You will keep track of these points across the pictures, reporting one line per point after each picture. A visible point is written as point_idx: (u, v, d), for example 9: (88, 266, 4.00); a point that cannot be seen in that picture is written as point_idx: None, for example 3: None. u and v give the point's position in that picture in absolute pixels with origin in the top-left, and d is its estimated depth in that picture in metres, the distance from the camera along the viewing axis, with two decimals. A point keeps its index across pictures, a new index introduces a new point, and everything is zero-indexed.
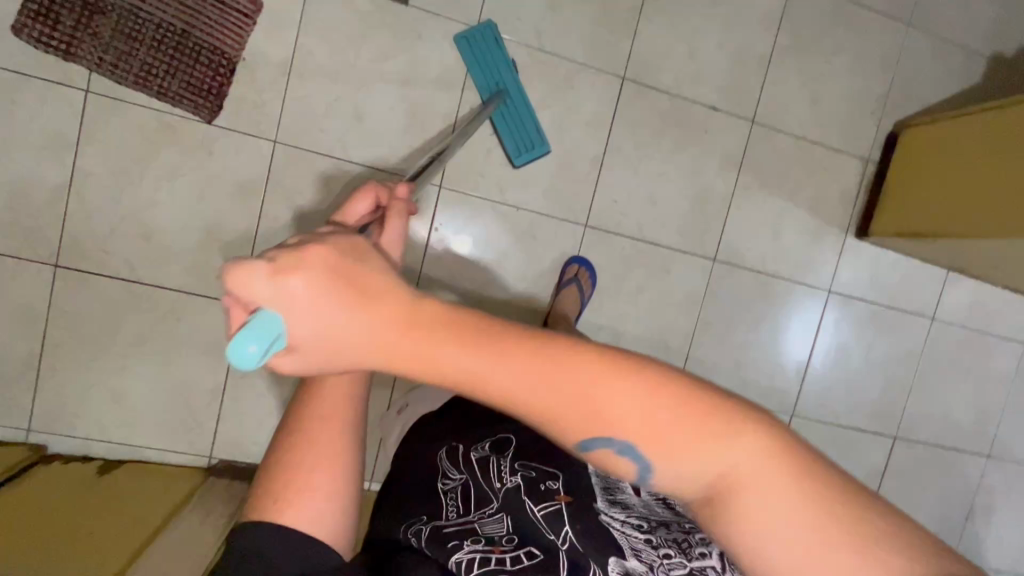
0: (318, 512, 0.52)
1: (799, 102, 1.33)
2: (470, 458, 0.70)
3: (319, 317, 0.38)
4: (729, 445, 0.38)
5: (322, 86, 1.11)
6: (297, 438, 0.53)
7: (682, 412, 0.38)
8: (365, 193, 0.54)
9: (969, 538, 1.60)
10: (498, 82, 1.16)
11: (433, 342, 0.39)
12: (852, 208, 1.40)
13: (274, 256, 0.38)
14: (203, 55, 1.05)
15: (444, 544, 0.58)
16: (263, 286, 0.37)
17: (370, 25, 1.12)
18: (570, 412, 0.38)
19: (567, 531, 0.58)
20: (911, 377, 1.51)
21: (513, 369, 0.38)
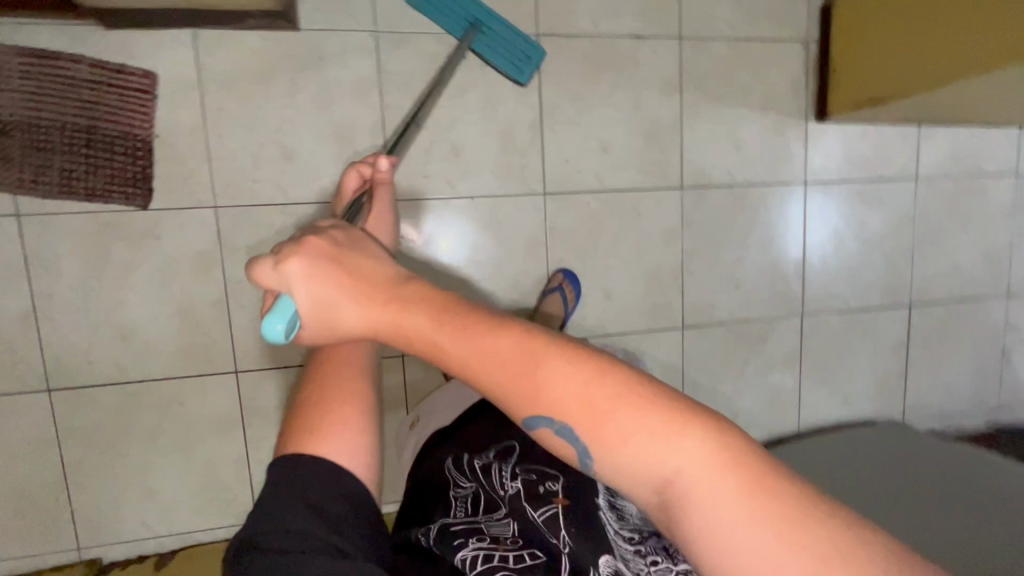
0: (346, 445, 0.59)
1: (723, 3, 1.28)
2: (474, 468, 0.90)
3: (315, 292, 0.53)
4: (664, 435, 0.43)
5: (242, 139, 1.09)
6: (315, 394, 0.61)
7: (621, 400, 0.45)
8: (352, 173, 0.78)
9: (1008, 378, 1.61)
10: (466, 15, 1.14)
11: (408, 319, 0.51)
12: (806, 94, 1.35)
13: (282, 250, 0.55)
14: (116, 145, 1.03)
15: (456, 542, 0.73)
16: (275, 275, 0.54)
17: (269, 62, 1.08)
18: (521, 396, 0.46)
19: (565, 536, 0.73)
20: (910, 242, 1.48)
21: (472, 353, 0.47)
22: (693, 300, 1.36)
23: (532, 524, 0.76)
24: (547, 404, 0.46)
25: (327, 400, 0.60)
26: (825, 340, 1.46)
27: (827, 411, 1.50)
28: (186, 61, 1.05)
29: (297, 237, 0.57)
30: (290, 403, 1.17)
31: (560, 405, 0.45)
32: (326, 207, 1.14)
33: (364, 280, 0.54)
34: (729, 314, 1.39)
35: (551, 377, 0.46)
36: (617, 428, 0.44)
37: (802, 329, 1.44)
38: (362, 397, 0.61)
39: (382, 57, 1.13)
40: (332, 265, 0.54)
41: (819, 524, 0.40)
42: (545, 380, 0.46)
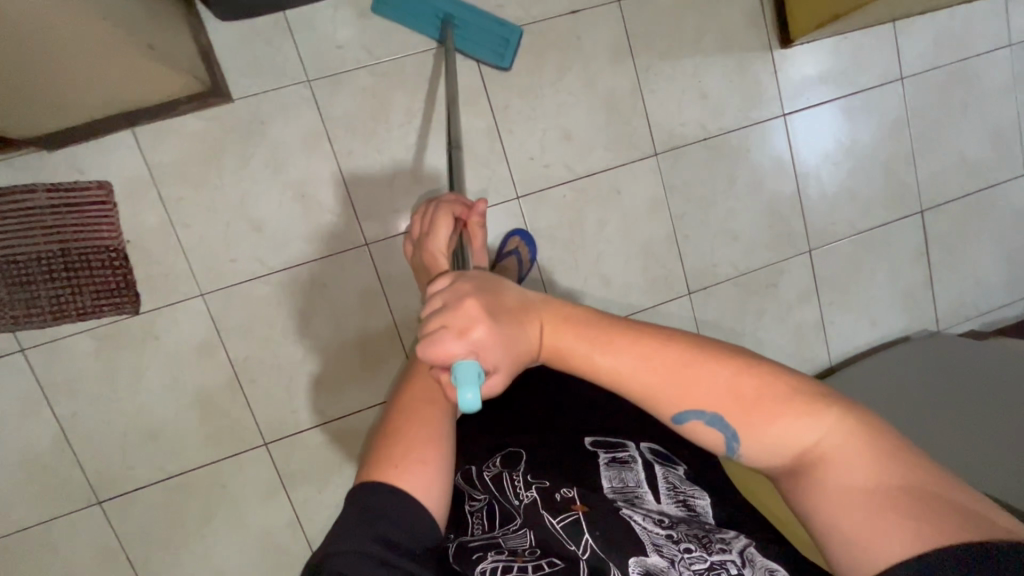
0: (426, 483, 0.54)
1: None
2: (484, 479, 0.69)
3: (502, 345, 0.45)
4: (813, 417, 0.46)
5: (208, 222, 1.09)
6: (409, 405, 0.57)
7: (764, 386, 0.47)
8: (445, 219, 0.67)
9: None
10: (438, 12, 1.10)
11: (566, 337, 0.48)
12: (764, 22, 1.27)
13: (441, 318, 0.44)
14: (93, 260, 1.05)
15: (470, 556, 0.58)
16: (453, 344, 0.43)
17: (213, 141, 1.07)
18: (673, 392, 0.47)
19: (587, 540, 0.59)
20: (908, 146, 1.40)
21: (632, 362, 0.47)
22: (694, 263, 1.32)
23: (551, 533, 0.60)
24: (703, 397, 0.47)
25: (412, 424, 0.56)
26: (838, 268, 1.41)
27: (858, 337, 1.45)
28: (135, 162, 1.05)
29: (440, 299, 0.46)
30: (323, 460, 1.19)
31: (714, 398, 0.47)
32: (307, 266, 1.13)
33: (528, 319, 0.47)
34: (734, 268, 1.35)
35: (703, 374, 0.47)
36: (766, 415, 0.46)
37: (812, 263, 1.39)
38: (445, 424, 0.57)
39: (322, 104, 1.10)
40: (502, 313, 0.46)
41: (946, 492, 0.43)
42: (702, 375, 0.47)
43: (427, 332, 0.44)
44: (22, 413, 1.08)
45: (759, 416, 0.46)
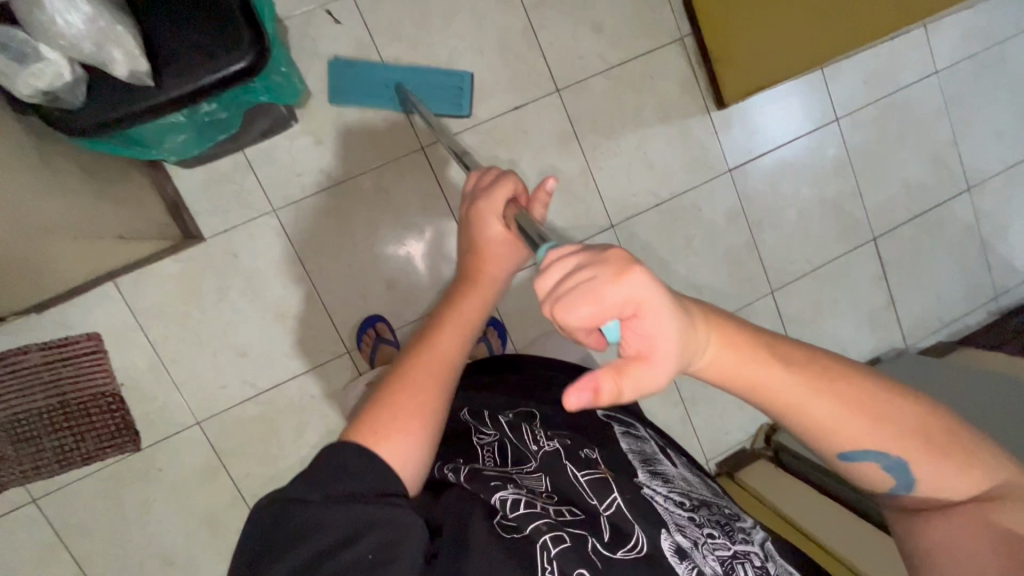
0: (405, 453, 0.58)
1: (585, 41, 1.27)
2: (500, 423, 0.76)
3: (667, 319, 0.36)
4: (974, 471, 0.48)
5: (196, 354, 1.15)
6: (402, 378, 0.63)
7: (934, 434, 0.48)
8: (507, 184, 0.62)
9: (997, 264, 1.59)
10: (389, 84, 1.17)
11: (759, 363, 0.44)
12: (698, 89, 1.33)
13: (592, 269, 0.36)
14: (91, 407, 1.11)
15: (488, 485, 0.63)
16: (609, 292, 0.35)
17: (191, 278, 1.13)
18: (850, 425, 0.45)
19: (613, 499, 0.63)
20: (852, 180, 1.47)
21: (819, 404, 0.45)
22: None
23: (573, 483, 0.65)
24: (879, 433, 0.46)
25: (410, 390, 0.61)
26: (804, 303, 1.47)
27: None
28: (121, 310, 1.11)
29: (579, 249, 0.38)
30: None
31: (896, 440, 0.47)
32: (294, 382, 1.19)
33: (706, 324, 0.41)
34: None
35: (884, 414, 0.46)
36: (927, 455, 0.47)
37: (777, 303, 1.45)
38: (440, 400, 0.63)
39: (290, 230, 1.16)
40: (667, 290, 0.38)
41: None
42: (888, 417, 0.46)
43: (567, 287, 0.36)
44: (42, 560, 1.13)
45: (924, 459, 0.47)
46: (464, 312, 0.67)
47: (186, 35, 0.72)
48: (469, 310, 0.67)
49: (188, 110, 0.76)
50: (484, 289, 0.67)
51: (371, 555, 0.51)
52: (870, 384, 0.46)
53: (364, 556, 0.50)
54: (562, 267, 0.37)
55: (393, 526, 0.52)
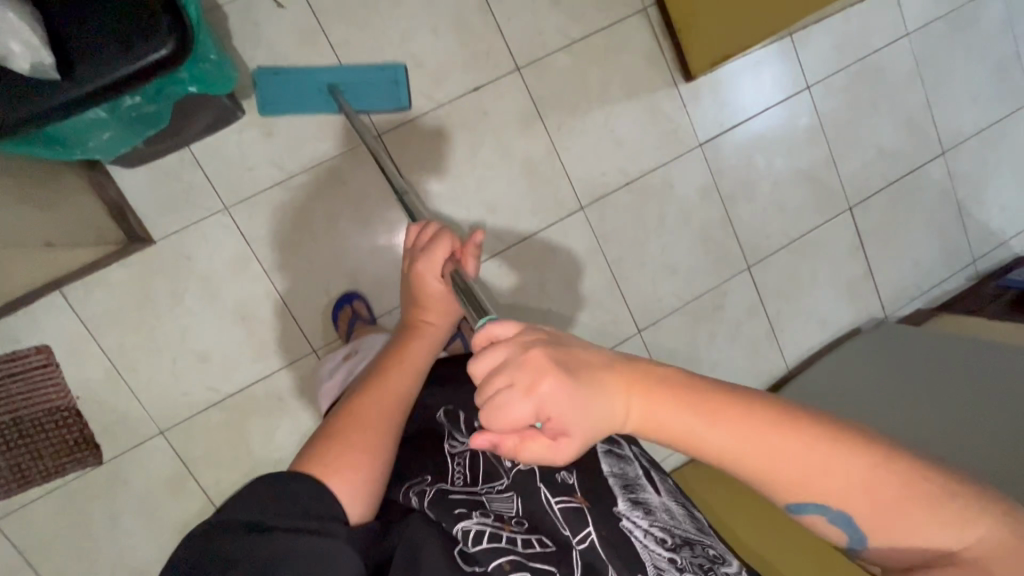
0: (349, 484, 0.56)
1: (544, 15, 1.22)
2: (474, 430, 0.70)
3: (579, 403, 0.40)
4: (966, 527, 0.41)
5: (154, 361, 1.10)
6: (351, 415, 0.62)
7: (914, 493, 0.41)
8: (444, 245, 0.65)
9: (973, 228, 1.57)
10: (324, 84, 1.10)
11: (677, 422, 0.42)
12: (664, 61, 1.29)
13: (506, 369, 0.40)
14: (46, 422, 1.06)
15: (451, 510, 0.57)
16: (519, 404, 0.39)
17: (144, 283, 1.08)
18: (786, 487, 0.42)
19: (590, 532, 0.58)
20: (826, 149, 1.44)
21: (756, 464, 0.42)
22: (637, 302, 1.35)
23: (545, 510, 0.60)
24: (832, 494, 0.42)
25: (350, 428, 0.60)
26: (781, 277, 1.45)
27: (811, 339, 1.49)
28: (71, 320, 1.06)
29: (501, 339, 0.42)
30: None
31: (850, 502, 0.42)
32: (260, 385, 1.15)
33: (615, 376, 0.42)
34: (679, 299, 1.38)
35: (840, 472, 0.41)
36: (898, 507, 0.41)
37: (754, 278, 1.43)
38: (387, 437, 0.62)
39: (244, 228, 1.11)
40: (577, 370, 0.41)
41: None
42: (845, 477, 0.41)
43: (487, 384, 0.40)
44: None
45: (896, 518, 0.41)
46: (406, 356, 0.68)
47: (102, 24, 0.67)
48: (415, 353, 0.68)
49: (108, 107, 0.71)
50: (427, 341, 0.70)
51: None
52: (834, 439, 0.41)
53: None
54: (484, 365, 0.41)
55: (330, 558, 0.49)
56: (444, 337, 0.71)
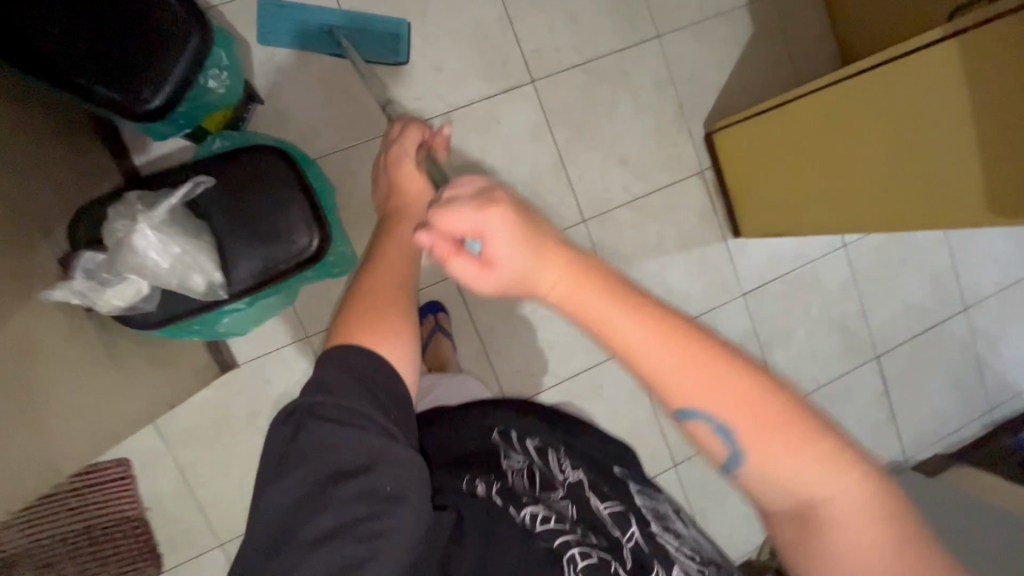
0: (399, 354, 0.55)
1: (611, 172, 1.32)
2: (527, 444, 0.72)
3: (519, 245, 0.40)
4: (838, 466, 0.37)
5: (223, 476, 1.16)
6: (371, 289, 0.57)
7: (794, 424, 0.38)
8: (411, 130, 0.73)
9: (990, 379, 1.66)
10: (324, 27, 1.12)
11: (599, 288, 0.40)
12: (716, 217, 1.39)
13: (472, 197, 0.42)
14: (115, 532, 1.11)
15: (517, 501, 0.62)
16: (467, 216, 0.41)
17: (223, 402, 1.15)
18: (686, 375, 0.38)
19: (634, 531, 0.62)
20: (857, 302, 1.53)
21: (659, 356, 0.39)
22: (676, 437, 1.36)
23: (596, 514, 0.63)
24: (717, 396, 0.38)
25: (375, 314, 0.55)
26: None
27: None
28: (151, 435, 1.13)
29: (479, 186, 0.43)
30: None
31: (740, 416, 0.38)
32: None
33: (562, 250, 0.41)
34: None
35: (737, 385, 0.38)
36: (773, 434, 0.37)
37: None
38: (410, 317, 0.58)
39: None
40: (541, 229, 0.41)
41: None
42: (721, 378, 0.38)
43: (445, 209, 0.42)
44: None
45: (776, 439, 0.37)
46: (402, 241, 0.61)
47: (252, 249, 0.77)
48: (418, 240, 0.67)
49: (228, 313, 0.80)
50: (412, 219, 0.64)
51: (388, 486, 0.51)
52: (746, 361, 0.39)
53: (383, 485, 0.50)
54: (447, 193, 0.43)
55: (412, 468, 0.52)
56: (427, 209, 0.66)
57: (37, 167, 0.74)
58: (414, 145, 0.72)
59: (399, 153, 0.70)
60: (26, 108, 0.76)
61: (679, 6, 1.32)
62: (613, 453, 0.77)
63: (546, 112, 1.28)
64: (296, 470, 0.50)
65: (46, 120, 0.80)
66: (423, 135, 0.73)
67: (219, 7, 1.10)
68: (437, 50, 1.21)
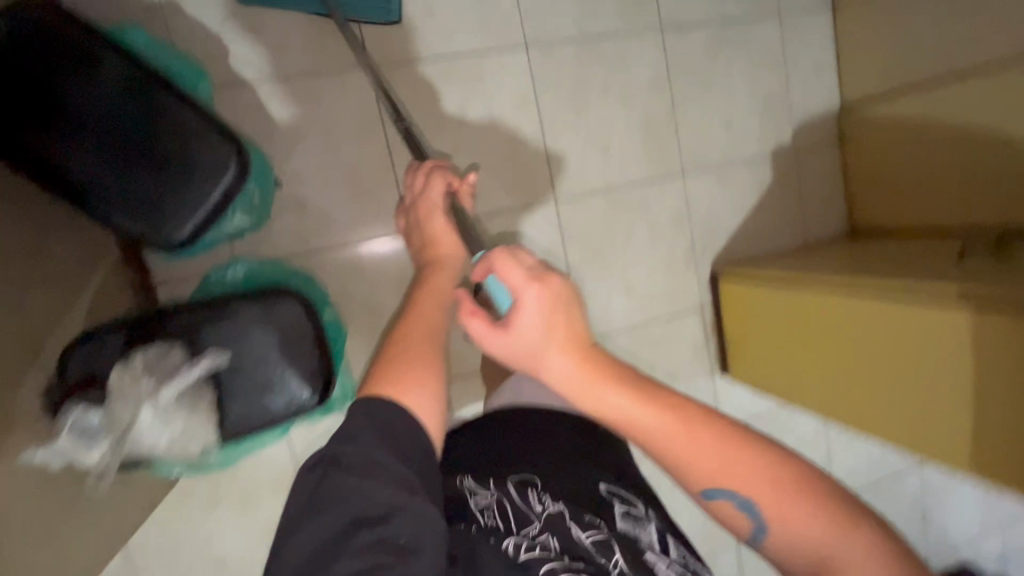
0: (426, 405, 0.58)
1: (617, 297, 1.32)
2: (502, 484, 0.76)
3: (546, 319, 0.55)
4: (831, 528, 0.55)
5: (168, 561, 1.10)
6: (398, 335, 0.64)
7: (759, 468, 0.57)
8: (438, 180, 0.81)
9: (933, 532, 1.73)
10: None
11: (601, 376, 0.56)
12: (709, 354, 1.41)
13: (529, 267, 0.56)
14: None
15: (496, 534, 0.66)
16: (515, 275, 0.55)
17: (181, 485, 1.09)
18: (703, 457, 0.57)
19: (617, 559, 0.64)
20: (825, 448, 1.58)
21: (667, 434, 0.56)
22: None
23: (577, 543, 0.66)
24: (719, 464, 0.57)
25: (411, 343, 0.63)
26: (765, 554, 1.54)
27: None
28: None
29: (537, 262, 0.57)
30: None
31: (727, 473, 0.57)
32: None
33: (573, 328, 0.56)
34: None
35: (731, 454, 0.57)
36: (744, 468, 0.57)
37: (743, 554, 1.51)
38: (438, 361, 0.63)
39: (294, 448, 1.14)
40: (559, 309, 0.55)
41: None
42: (708, 442, 0.57)
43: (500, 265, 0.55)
44: None
45: (746, 469, 0.57)
46: (435, 285, 0.73)
47: (243, 393, 0.86)
48: (442, 285, 0.73)
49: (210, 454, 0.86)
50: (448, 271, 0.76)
51: (402, 538, 0.50)
52: (719, 423, 0.58)
53: (398, 537, 0.50)
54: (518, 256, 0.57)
55: (425, 516, 0.52)
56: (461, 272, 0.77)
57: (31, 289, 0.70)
58: (439, 195, 0.80)
59: (431, 209, 0.80)
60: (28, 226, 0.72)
61: (707, 147, 1.35)
62: (593, 472, 0.82)
63: (563, 231, 1.27)
64: (312, 521, 0.50)
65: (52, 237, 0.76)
66: (449, 180, 0.81)
67: (252, 83, 1.04)
68: (467, 154, 1.19)
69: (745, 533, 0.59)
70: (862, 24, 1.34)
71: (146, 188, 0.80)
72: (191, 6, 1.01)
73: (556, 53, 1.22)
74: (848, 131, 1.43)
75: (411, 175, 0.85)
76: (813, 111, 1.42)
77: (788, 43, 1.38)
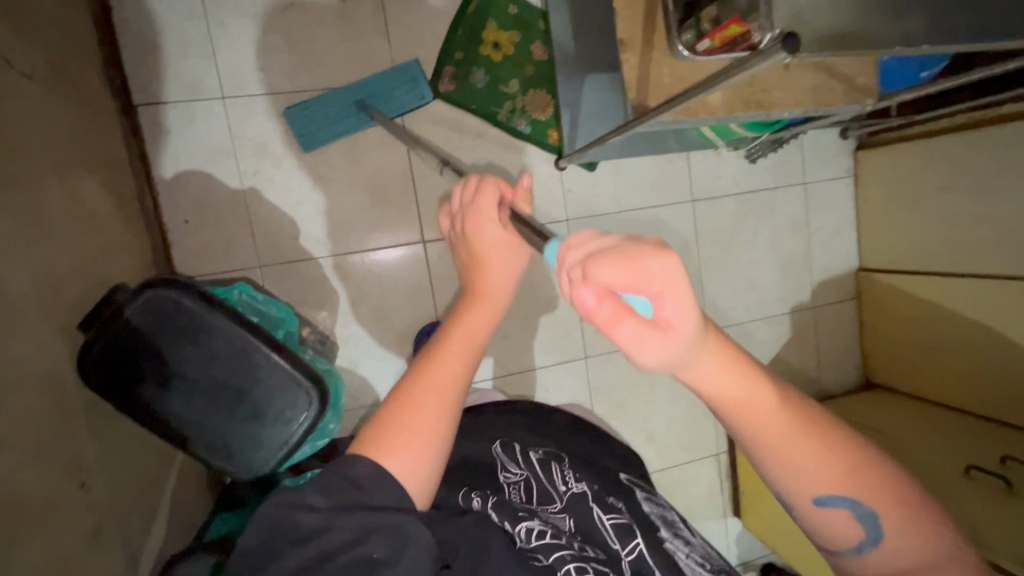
0: (413, 462, 0.50)
1: (638, 444, 1.39)
2: (529, 457, 0.74)
3: (683, 300, 0.35)
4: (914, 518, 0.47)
5: None
6: (402, 398, 0.53)
7: (893, 504, 0.47)
8: (489, 185, 0.57)
9: None
10: (353, 101, 1.13)
11: (761, 392, 0.43)
12: (722, 498, 1.47)
13: (636, 241, 0.35)
14: None
15: (515, 514, 0.62)
16: (617, 273, 0.34)
17: None
18: (834, 474, 0.45)
19: (635, 542, 0.61)
20: None
21: (808, 462, 0.45)
22: None
23: (596, 526, 0.63)
24: (852, 484, 0.46)
25: (418, 401, 0.52)
26: None
27: None
28: None
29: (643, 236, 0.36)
30: None
31: (854, 483, 0.46)
32: None
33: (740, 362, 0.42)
34: None
35: (868, 479, 0.46)
36: (873, 491, 0.46)
37: None
38: (445, 416, 0.53)
39: None
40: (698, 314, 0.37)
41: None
42: (851, 461, 0.46)
43: (603, 250, 0.35)
44: None
45: (893, 514, 0.46)
46: (468, 327, 0.57)
47: None
48: (473, 326, 0.57)
49: None
50: (488, 303, 0.59)
51: (377, 554, 0.46)
52: (853, 441, 0.47)
53: (370, 553, 0.45)
54: (583, 248, 0.37)
55: (400, 527, 0.47)
56: (507, 305, 0.61)
57: (144, 515, 0.79)
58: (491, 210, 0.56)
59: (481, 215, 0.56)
60: (146, 448, 0.83)
61: (730, 306, 1.43)
62: (613, 465, 0.80)
63: (592, 386, 1.35)
64: (284, 555, 0.45)
65: (158, 455, 0.86)
66: (504, 190, 0.56)
67: (319, 260, 1.17)
68: (508, 317, 1.28)
69: (846, 544, 0.48)
70: (880, 195, 1.43)
71: (226, 435, 0.82)
72: (271, 193, 1.13)
73: (595, 223, 1.32)
74: (865, 296, 1.51)
75: (461, 183, 0.60)
76: (832, 271, 1.50)
77: (812, 208, 1.46)
